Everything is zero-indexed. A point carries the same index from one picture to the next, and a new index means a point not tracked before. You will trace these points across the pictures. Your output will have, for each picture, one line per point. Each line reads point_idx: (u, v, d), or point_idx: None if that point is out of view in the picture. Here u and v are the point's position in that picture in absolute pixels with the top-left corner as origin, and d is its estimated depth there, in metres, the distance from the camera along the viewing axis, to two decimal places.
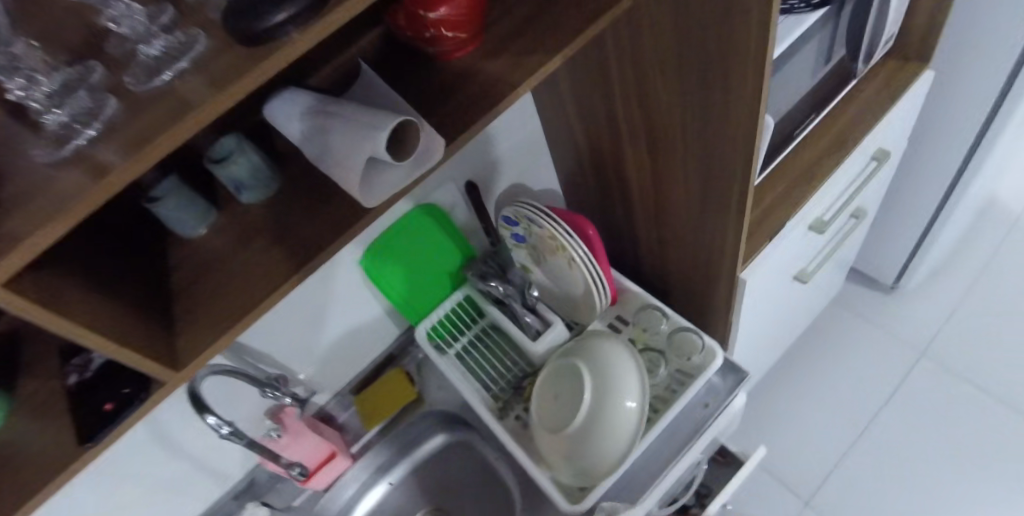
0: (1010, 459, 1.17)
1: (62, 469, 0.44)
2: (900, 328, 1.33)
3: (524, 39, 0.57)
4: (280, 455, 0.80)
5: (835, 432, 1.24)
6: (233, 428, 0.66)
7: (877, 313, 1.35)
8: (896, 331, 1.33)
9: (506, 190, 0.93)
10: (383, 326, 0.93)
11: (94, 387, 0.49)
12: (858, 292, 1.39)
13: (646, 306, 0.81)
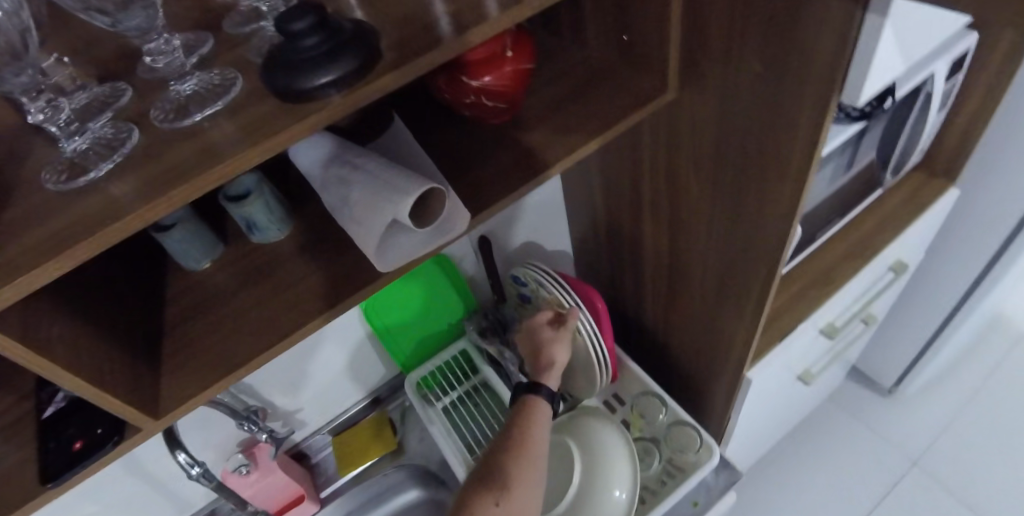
0: None
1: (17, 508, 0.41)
2: (895, 434, 1.29)
3: (563, 115, 0.56)
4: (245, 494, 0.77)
5: None
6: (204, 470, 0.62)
7: (873, 416, 1.32)
8: (891, 436, 1.29)
9: (517, 247, 0.91)
10: (373, 368, 0.90)
11: (66, 421, 0.46)
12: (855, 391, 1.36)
13: (646, 392, 0.78)
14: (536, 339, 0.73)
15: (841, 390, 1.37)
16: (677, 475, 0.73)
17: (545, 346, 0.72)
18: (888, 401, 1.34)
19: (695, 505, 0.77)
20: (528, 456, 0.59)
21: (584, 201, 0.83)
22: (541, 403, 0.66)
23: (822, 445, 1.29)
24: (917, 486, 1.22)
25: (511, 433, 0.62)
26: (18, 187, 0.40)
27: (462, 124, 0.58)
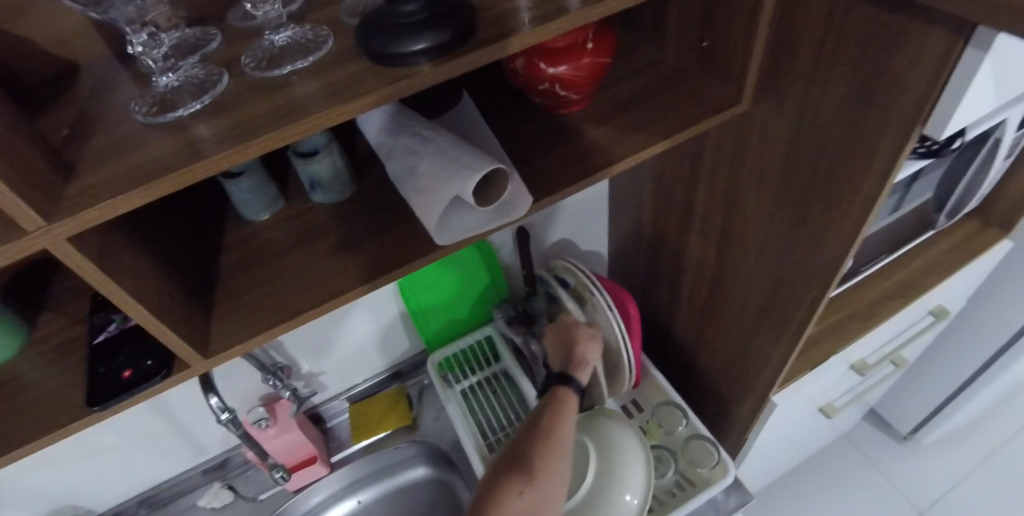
0: None
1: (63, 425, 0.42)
2: (905, 482, 1.27)
3: (633, 114, 0.56)
4: (263, 446, 0.78)
5: None
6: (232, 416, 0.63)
7: (885, 460, 1.30)
8: (902, 483, 1.27)
9: (553, 244, 0.90)
10: (398, 343, 0.90)
11: (115, 349, 0.46)
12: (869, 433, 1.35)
13: (668, 403, 0.78)
14: (565, 333, 0.73)
15: (854, 430, 1.36)
16: (688, 487, 0.73)
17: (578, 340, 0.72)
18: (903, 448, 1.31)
19: None
20: (556, 447, 0.59)
21: (631, 205, 0.83)
22: (572, 397, 0.65)
23: (829, 483, 1.28)
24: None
25: (540, 423, 0.62)
26: (111, 117, 0.42)
27: (530, 112, 0.58)
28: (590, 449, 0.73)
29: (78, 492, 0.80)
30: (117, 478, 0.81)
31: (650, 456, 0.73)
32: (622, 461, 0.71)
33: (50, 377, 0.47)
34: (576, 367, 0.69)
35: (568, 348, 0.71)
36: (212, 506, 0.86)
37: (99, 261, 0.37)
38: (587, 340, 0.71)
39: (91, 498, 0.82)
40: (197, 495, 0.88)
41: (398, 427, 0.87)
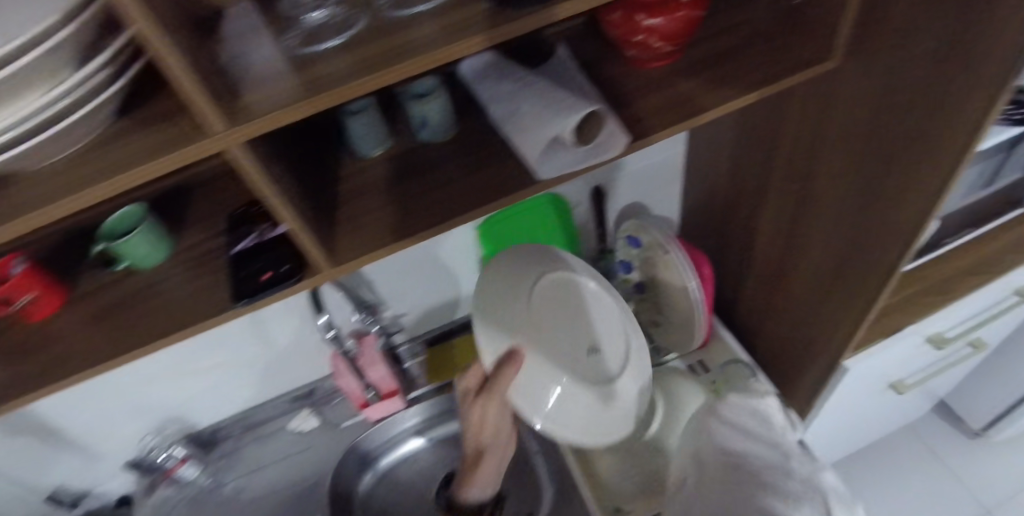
0: None
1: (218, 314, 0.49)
2: (972, 478, 1.24)
3: (723, 69, 0.58)
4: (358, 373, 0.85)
5: None
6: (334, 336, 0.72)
7: (951, 454, 1.27)
8: (968, 479, 1.24)
9: (625, 208, 0.92)
10: (473, 294, 0.96)
11: (251, 257, 0.51)
12: (935, 426, 1.31)
13: (736, 361, 0.81)
14: (467, 400, 0.65)
15: (922, 421, 1.32)
16: None
17: (478, 414, 0.64)
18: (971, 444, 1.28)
19: None
20: None
21: (709, 169, 0.84)
22: (470, 500, 0.69)
23: (889, 472, 1.26)
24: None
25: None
26: (260, 50, 0.48)
27: (625, 61, 0.61)
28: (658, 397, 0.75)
29: (185, 406, 0.90)
30: (221, 398, 0.91)
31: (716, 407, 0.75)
32: (690, 413, 0.73)
33: (196, 285, 0.54)
34: (461, 485, 0.68)
35: (471, 464, 0.67)
36: (300, 429, 0.95)
37: (259, 166, 0.43)
38: (475, 463, 0.67)
39: (195, 413, 0.92)
40: (283, 420, 0.97)
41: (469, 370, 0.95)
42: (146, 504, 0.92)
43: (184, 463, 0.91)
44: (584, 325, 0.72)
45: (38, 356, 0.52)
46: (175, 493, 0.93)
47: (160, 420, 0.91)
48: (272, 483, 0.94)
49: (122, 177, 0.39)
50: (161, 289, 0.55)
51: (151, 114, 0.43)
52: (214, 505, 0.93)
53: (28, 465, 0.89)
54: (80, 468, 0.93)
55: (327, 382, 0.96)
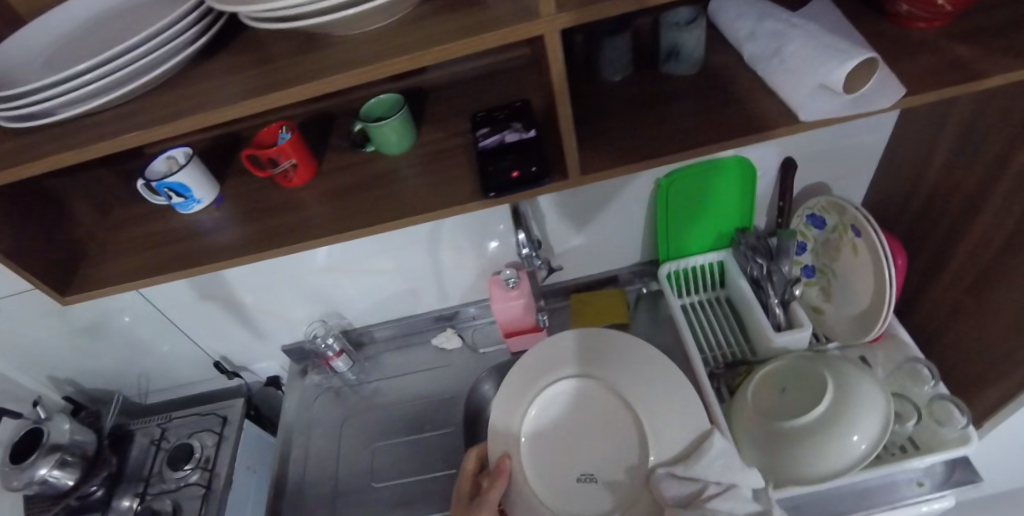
0: None
1: (469, 202, 0.52)
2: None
3: (1007, 37, 0.51)
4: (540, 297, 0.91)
5: None
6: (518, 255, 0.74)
7: None
8: None
9: (805, 186, 0.90)
10: (634, 249, 0.97)
11: (497, 155, 0.53)
12: None
13: (911, 359, 0.76)
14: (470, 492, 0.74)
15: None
16: (923, 448, 0.71)
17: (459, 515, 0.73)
18: None
19: (919, 485, 0.74)
20: None
21: (915, 158, 0.78)
22: None
23: None
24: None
25: None
26: None
27: (889, 18, 0.57)
28: (826, 378, 0.73)
29: (346, 302, 1.00)
30: (383, 296, 1.00)
31: (889, 401, 0.72)
32: (861, 403, 0.70)
33: (427, 175, 0.58)
34: None
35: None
36: (442, 345, 1.03)
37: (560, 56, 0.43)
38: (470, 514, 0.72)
39: (355, 312, 1.03)
40: (430, 334, 1.06)
41: (617, 323, 0.96)
42: (299, 384, 1.04)
43: (339, 357, 1.00)
44: (586, 435, 0.78)
45: (290, 214, 0.60)
46: (322, 380, 1.04)
47: (324, 310, 1.01)
48: (410, 391, 1.00)
49: (432, 51, 0.41)
50: (394, 177, 0.59)
51: (446, 2, 0.45)
52: (356, 399, 1.01)
53: (209, 331, 1.02)
54: (246, 345, 1.06)
55: (470, 308, 1.03)
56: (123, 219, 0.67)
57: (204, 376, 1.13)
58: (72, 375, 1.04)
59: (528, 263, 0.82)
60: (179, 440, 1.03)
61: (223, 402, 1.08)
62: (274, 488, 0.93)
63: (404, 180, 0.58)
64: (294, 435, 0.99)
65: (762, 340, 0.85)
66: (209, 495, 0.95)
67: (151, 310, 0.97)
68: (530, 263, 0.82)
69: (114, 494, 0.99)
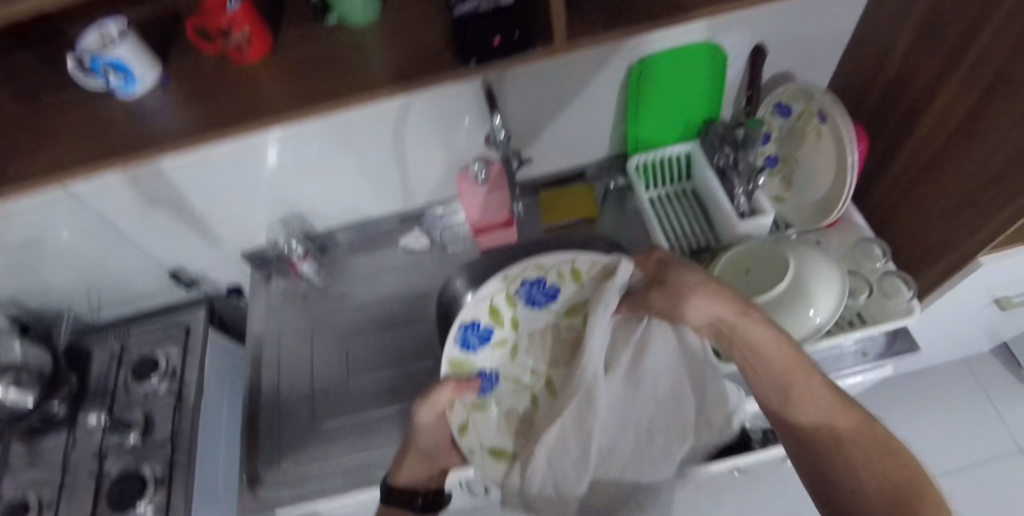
0: None
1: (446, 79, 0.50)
2: (1018, 425, 1.29)
3: None
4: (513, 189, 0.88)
5: None
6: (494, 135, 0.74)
7: (1000, 392, 1.34)
8: (1009, 419, 1.30)
9: (769, 77, 0.90)
10: (602, 143, 0.96)
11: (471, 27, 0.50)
12: (993, 366, 1.37)
13: (862, 241, 0.82)
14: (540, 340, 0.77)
15: (980, 362, 1.37)
16: (868, 321, 0.77)
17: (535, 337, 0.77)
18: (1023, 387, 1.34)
19: (863, 355, 0.80)
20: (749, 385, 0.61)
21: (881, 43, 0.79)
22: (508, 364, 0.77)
23: (930, 393, 1.35)
24: (1014, 469, 1.25)
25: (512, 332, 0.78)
26: None
27: None
28: (789, 259, 0.76)
29: (307, 203, 0.97)
30: (349, 197, 0.97)
31: (843, 279, 0.76)
32: (818, 281, 0.74)
33: (394, 52, 0.54)
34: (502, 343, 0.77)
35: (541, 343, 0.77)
36: (411, 247, 1.02)
37: None
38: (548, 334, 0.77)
39: (318, 215, 1.00)
40: (397, 235, 1.04)
41: (583, 216, 0.98)
42: (264, 290, 1.03)
43: (304, 260, 0.98)
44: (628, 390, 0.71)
45: (241, 99, 0.55)
46: (287, 287, 1.03)
47: (285, 214, 0.98)
48: (380, 292, 1.01)
49: None
50: (357, 55, 0.54)
51: None
52: (325, 303, 1.01)
53: (162, 239, 0.97)
54: (203, 254, 1.02)
55: (436, 208, 1.02)
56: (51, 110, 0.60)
57: (160, 290, 1.09)
58: (14, 294, 0.98)
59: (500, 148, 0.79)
60: (142, 354, 1.00)
61: (185, 312, 1.06)
62: (250, 395, 0.92)
63: (367, 58, 0.54)
64: (265, 339, 0.98)
65: (725, 226, 0.88)
66: (181, 403, 0.94)
67: (95, 222, 0.91)
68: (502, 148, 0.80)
69: (79, 410, 0.96)
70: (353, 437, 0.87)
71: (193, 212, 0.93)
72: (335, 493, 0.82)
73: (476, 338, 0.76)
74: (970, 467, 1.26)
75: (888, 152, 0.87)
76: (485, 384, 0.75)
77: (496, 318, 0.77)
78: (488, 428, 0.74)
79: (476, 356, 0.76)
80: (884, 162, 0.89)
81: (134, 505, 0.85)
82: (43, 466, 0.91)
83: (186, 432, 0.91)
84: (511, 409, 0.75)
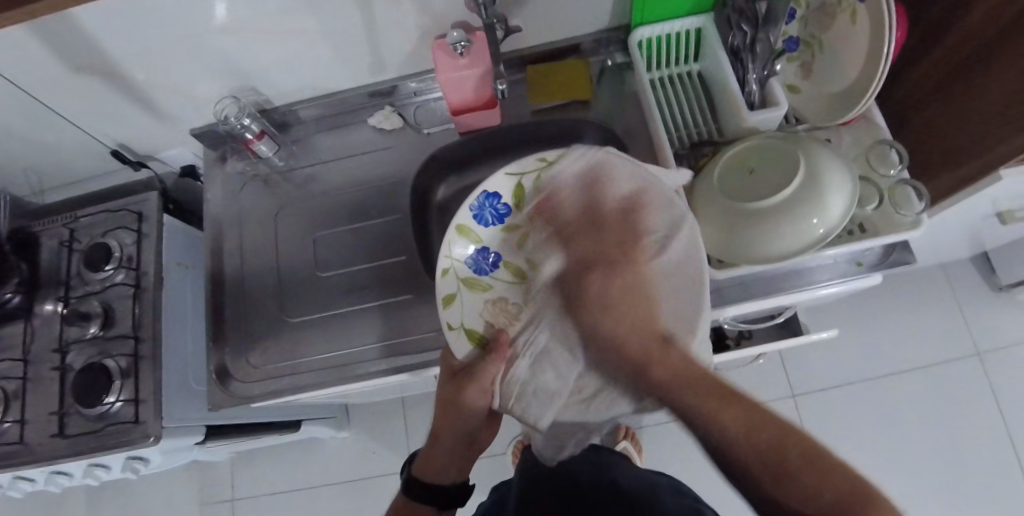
0: (973, 456, 1.28)
1: None
2: (978, 329, 1.34)
3: None
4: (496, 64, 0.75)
5: (853, 363, 1.36)
6: None
7: (969, 298, 1.36)
8: (972, 324, 1.34)
9: None
10: (602, 13, 0.84)
11: None
12: (969, 273, 1.38)
13: (882, 143, 0.75)
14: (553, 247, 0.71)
15: (957, 265, 1.39)
16: (871, 231, 0.73)
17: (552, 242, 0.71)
18: (992, 295, 1.36)
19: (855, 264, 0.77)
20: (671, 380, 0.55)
21: None
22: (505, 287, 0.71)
23: (901, 296, 1.38)
24: (964, 368, 1.32)
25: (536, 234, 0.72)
26: None
27: None
28: (800, 163, 0.69)
29: (259, 71, 0.84)
30: (308, 69, 0.85)
31: (854, 187, 0.70)
32: (826, 186, 0.68)
33: None
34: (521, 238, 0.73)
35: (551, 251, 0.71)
36: (381, 126, 0.92)
37: None
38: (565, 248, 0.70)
39: (274, 89, 0.88)
40: (366, 114, 0.93)
41: (575, 98, 0.88)
42: (219, 172, 0.93)
43: (260, 141, 0.87)
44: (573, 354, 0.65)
45: None
46: (244, 168, 0.93)
47: (234, 83, 0.86)
48: (348, 176, 0.91)
49: None
50: None
51: None
52: (288, 189, 0.92)
53: (96, 111, 0.86)
54: (147, 129, 0.92)
55: (409, 83, 0.90)
56: None
57: (106, 167, 1.00)
58: None
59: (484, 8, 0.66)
60: (94, 240, 0.93)
61: (135, 196, 0.96)
62: (213, 282, 0.87)
63: None
64: (225, 227, 0.91)
65: (731, 118, 0.80)
66: (140, 293, 0.89)
67: (12, 91, 0.79)
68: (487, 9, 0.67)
69: (35, 300, 0.93)
70: (328, 331, 0.84)
71: (126, 81, 0.81)
72: (307, 388, 0.81)
73: (491, 215, 0.73)
74: (925, 367, 1.34)
75: (930, 35, 0.77)
76: (482, 266, 0.73)
77: (518, 200, 0.72)
78: (470, 311, 0.71)
79: (483, 231, 0.73)
80: (924, 46, 0.79)
81: (104, 398, 0.84)
82: (7, 358, 0.91)
83: (148, 322, 0.88)
84: (503, 296, 0.72)
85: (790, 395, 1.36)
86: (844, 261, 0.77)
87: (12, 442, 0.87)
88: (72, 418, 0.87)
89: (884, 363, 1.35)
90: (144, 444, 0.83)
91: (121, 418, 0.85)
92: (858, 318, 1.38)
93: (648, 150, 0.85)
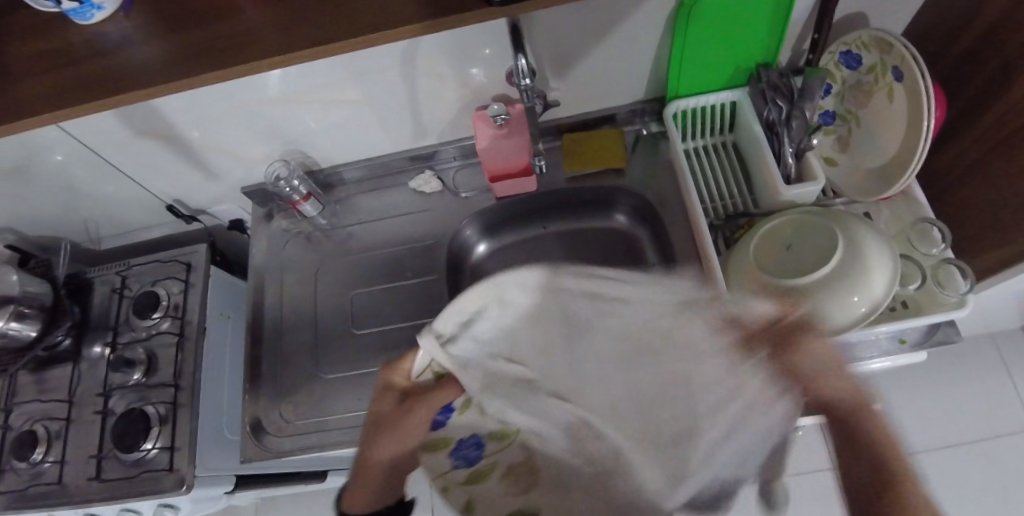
0: None
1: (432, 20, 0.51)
2: None
3: None
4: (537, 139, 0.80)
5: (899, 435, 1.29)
6: (525, 66, 0.66)
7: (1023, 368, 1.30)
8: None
9: (840, 17, 0.77)
10: (636, 85, 0.86)
11: None
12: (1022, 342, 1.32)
13: (924, 221, 0.74)
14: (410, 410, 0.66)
15: (1008, 336, 1.32)
16: (915, 310, 0.71)
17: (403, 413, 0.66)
18: None
19: (900, 342, 0.74)
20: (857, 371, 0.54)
21: None
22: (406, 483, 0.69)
23: (949, 368, 1.32)
24: (1020, 445, 1.25)
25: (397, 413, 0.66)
26: None
27: None
28: (839, 238, 0.68)
29: (307, 136, 0.88)
30: (354, 134, 0.89)
31: (897, 263, 0.68)
32: (869, 262, 0.66)
33: None
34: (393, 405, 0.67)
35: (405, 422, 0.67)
36: (420, 188, 0.95)
37: None
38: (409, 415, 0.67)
39: (320, 150, 0.92)
40: (406, 175, 0.97)
41: (610, 166, 0.90)
42: (264, 229, 0.97)
43: (306, 201, 0.91)
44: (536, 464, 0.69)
45: (239, 50, 0.53)
46: (289, 225, 0.97)
47: (284, 146, 0.90)
48: (385, 235, 0.94)
49: None
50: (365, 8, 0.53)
51: None
52: (329, 244, 0.95)
53: (155, 169, 0.91)
54: (199, 186, 0.97)
55: (450, 148, 0.94)
56: (21, 69, 0.57)
57: (159, 220, 1.06)
58: (14, 214, 0.97)
59: (524, 89, 0.71)
60: (143, 288, 0.97)
61: (185, 246, 1.00)
62: (252, 332, 0.90)
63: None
64: (267, 279, 0.94)
65: (767, 190, 0.80)
66: (183, 341, 0.92)
67: (80, 148, 0.85)
68: (528, 89, 0.71)
69: (83, 343, 0.97)
70: (360, 389, 0.85)
71: (187, 143, 0.86)
72: (338, 444, 0.81)
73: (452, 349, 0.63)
74: (978, 441, 1.26)
75: (972, 111, 0.76)
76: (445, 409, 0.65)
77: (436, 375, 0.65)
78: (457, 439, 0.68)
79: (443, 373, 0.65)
80: (964, 121, 0.79)
81: (140, 446, 0.86)
82: (51, 399, 0.94)
83: (188, 371, 0.91)
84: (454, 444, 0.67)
85: (833, 468, 1.29)
86: (890, 338, 0.75)
87: (50, 484, 0.89)
88: (110, 463, 0.89)
89: (932, 437, 1.28)
90: (175, 491, 0.84)
91: (155, 466, 0.87)
92: (902, 388, 1.33)
93: (683, 217, 0.86)
